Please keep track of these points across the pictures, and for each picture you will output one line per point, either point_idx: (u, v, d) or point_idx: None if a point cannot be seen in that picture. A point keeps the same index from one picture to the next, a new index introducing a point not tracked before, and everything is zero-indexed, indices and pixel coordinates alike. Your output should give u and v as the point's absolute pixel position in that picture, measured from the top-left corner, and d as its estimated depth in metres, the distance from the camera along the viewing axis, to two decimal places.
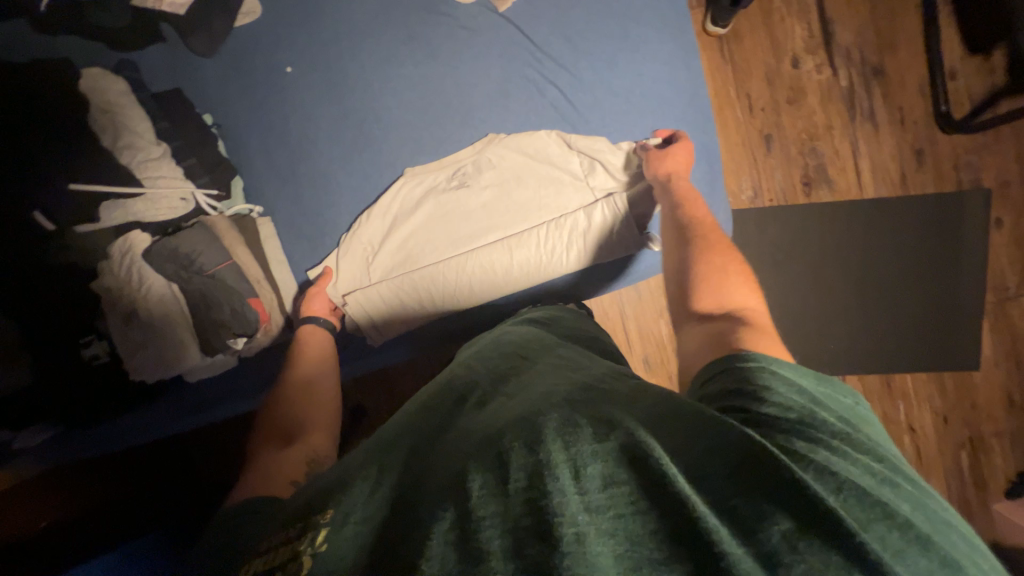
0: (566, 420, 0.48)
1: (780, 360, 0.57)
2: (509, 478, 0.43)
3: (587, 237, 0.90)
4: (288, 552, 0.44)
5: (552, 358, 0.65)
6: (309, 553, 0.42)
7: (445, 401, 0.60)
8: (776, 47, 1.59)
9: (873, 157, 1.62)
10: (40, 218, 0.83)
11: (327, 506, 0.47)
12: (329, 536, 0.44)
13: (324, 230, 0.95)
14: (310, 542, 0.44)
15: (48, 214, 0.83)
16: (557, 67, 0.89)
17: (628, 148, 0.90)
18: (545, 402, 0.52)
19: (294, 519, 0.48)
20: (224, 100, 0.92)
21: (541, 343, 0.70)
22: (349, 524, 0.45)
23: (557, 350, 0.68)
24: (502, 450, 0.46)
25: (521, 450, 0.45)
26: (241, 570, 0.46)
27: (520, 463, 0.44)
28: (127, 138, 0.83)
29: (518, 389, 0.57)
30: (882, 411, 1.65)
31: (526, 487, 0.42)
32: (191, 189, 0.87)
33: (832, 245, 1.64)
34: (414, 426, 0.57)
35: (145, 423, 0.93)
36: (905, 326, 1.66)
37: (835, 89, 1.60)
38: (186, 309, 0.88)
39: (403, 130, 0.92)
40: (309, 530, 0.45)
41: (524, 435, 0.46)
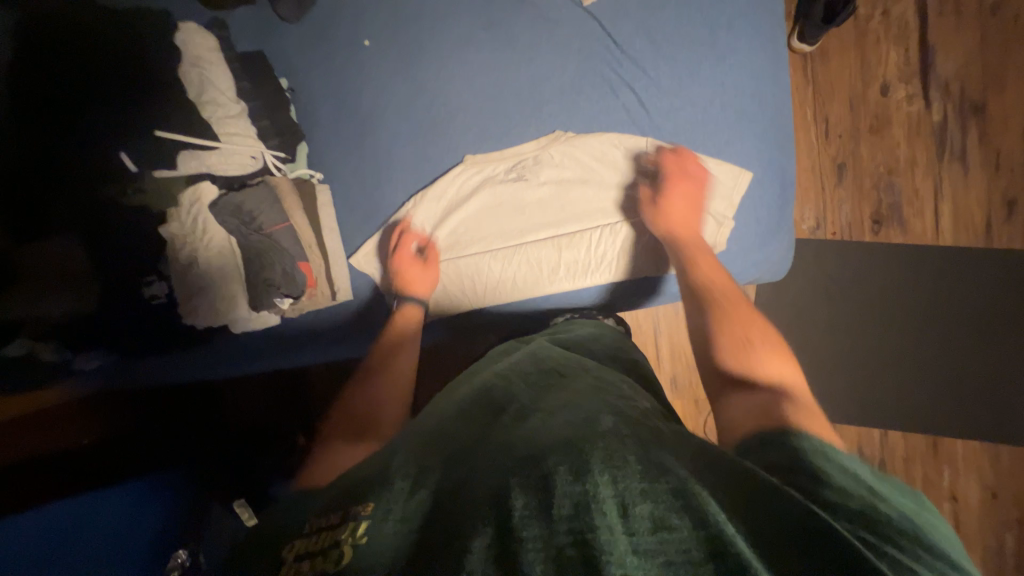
0: (614, 453, 0.47)
1: (828, 443, 0.53)
2: (552, 502, 0.42)
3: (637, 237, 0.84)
4: (330, 538, 0.45)
5: (592, 381, 0.64)
6: (350, 544, 0.44)
7: (482, 412, 0.61)
8: (865, 71, 1.48)
9: (957, 202, 1.49)
10: (124, 158, 0.88)
11: (369, 498, 0.49)
12: (369, 530, 0.45)
13: (378, 207, 0.96)
14: (352, 531, 0.45)
15: (132, 155, 0.88)
16: (635, 68, 0.83)
17: (699, 164, 0.82)
18: (588, 425, 0.52)
19: (338, 506, 0.50)
20: (302, 68, 0.94)
21: (578, 368, 0.69)
22: (388, 521, 0.46)
23: (598, 374, 0.67)
24: (545, 472, 0.45)
25: (565, 475, 0.44)
26: (282, 549, 0.47)
27: (564, 490, 0.43)
28: (210, 94, 0.87)
29: (556, 410, 0.57)
30: (922, 475, 1.54)
31: (571, 516, 0.41)
32: (261, 148, 0.91)
33: (893, 292, 1.53)
34: (453, 431, 0.58)
35: (192, 365, 0.98)
36: (964, 389, 1.53)
37: (925, 124, 1.48)
38: (241, 264, 0.92)
39: (469, 117, 0.91)
40: (350, 519, 0.47)
41: (570, 461, 0.46)
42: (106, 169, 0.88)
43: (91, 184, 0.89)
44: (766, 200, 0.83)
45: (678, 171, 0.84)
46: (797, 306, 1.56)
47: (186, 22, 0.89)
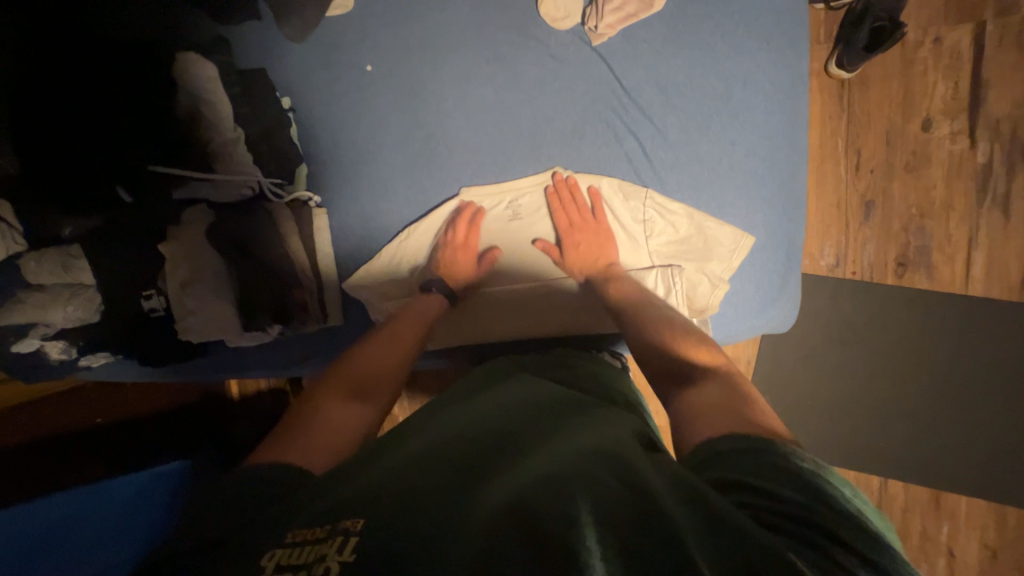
0: (609, 504, 0.43)
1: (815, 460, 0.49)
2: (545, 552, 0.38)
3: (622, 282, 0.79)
4: (313, 552, 0.41)
5: (590, 419, 0.60)
6: (337, 560, 0.40)
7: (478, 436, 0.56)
8: (907, 103, 1.38)
9: (992, 251, 1.39)
10: (119, 190, 0.90)
11: (359, 512, 0.45)
12: (360, 545, 0.41)
13: (370, 235, 0.95)
14: (336, 548, 0.41)
15: (125, 185, 0.89)
16: (641, 116, 0.79)
17: (699, 223, 0.77)
18: (586, 465, 0.47)
19: (325, 516, 0.45)
20: (304, 89, 0.93)
21: (576, 405, 0.64)
22: (377, 536, 0.42)
23: (592, 409, 0.62)
24: (540, 513, 0.41)
25: (563, 519, 0.40)
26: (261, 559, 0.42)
27: (560, 538, 0.39)
28: (209, 122, 0.86)
29: (555, 446, 0.52)
30: (919, 526, 1.50)
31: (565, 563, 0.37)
32: (258, 177, 0.91)
33: (912, 339, 1.46)
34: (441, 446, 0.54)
35: (191, 367, 1.02)
36: (976, 445, 1.46)
37: (967, 164, 1.37)
38: (235, 288, 0.94)
39: (468, 151, 0.88)
40: (339, 533, 0.42)
41: (569, 505, 0.42)
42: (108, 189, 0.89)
43: (95, 201, 0.91)
44: (768, 265, 0.78)
45: (675, 227, 0.79)
46: (804, 345, 1.51)
47: (185, 50, 0.87)
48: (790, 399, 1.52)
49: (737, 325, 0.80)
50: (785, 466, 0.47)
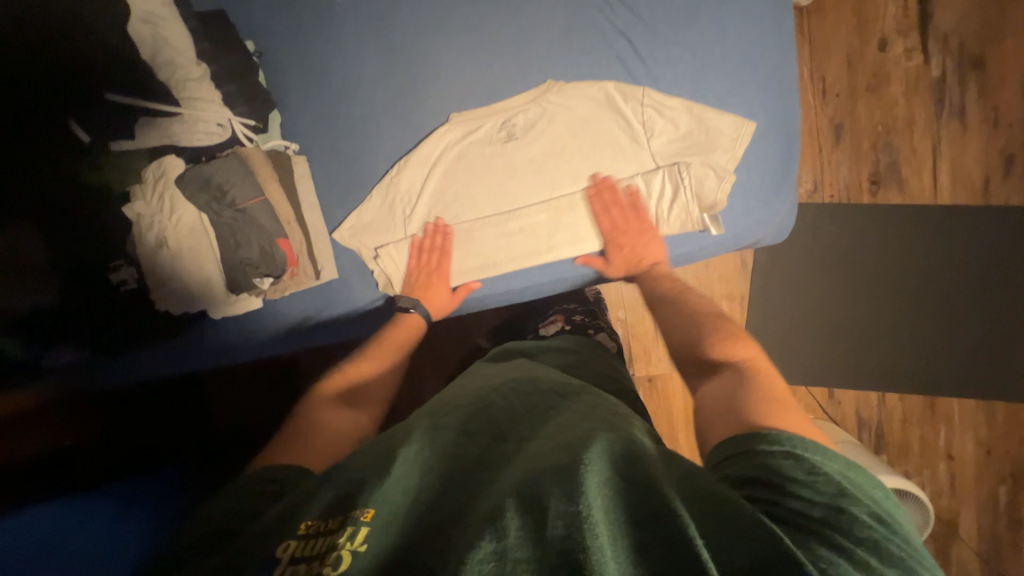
0: (608, 477, 0.46)
1: (806, 440, 0.51)
2: (546, 522, 0.41)
3: (621, 197, 0.81)
4: (326, 545, 0.46)
5: (594, 400, 0.63)
6: (348, 549, 0.44)
7: (482, 425, 0.59)
8: (861, 25, 1.43)
9: (955, 160, 1.46)
10: (75, 128, 0.82)
11: (368, 505, 0.49)
12: (369, 538, 0.46)
13: (358, 177, 0.90)
14: (346, 538, 0.45)
15: (82, 124, 0.82)
16: (629, 16, 0.77)
17: (698, 114, 0.77)
18: (582, 445, 0.49)
19: (337, 512, 0.49)
20: (267, 25, 0.86)
21: (576, 388, 0.68)
22: (386, 531, 0.47)
23: (593, 393, 0.66)
24: (540, 493, 0.44)
25: (558, 497, 0.43)
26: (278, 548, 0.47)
27: (560, 509, 0.42)
28: (167, 55, 0.80)
29: (556, 428, 0.56)
30: (919, 435, 1.56)
31: (561, 540, 0.40)
32: (228, 116, 0.84)
33: (891, 255, 1.52)
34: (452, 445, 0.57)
35: (156, 356, 0.93)
36: (960, 348, 1.53)
37: (923, 79, 1.44)
38: (214, 244, 0.85)
39: (453, 75, 0.84)
40: (348, 524, 0.47)
41: (569, 473, 0.45)
42: (69, 152, 0.83)
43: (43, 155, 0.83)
44: (768, 154, 0.79)
45: (675, 123, 0.78)
46: (792, 273, 1.55)
47: None
48: (784, 327, 1.56)
49: (745, 220, 0.82)
50: (768, 452, 0.50)
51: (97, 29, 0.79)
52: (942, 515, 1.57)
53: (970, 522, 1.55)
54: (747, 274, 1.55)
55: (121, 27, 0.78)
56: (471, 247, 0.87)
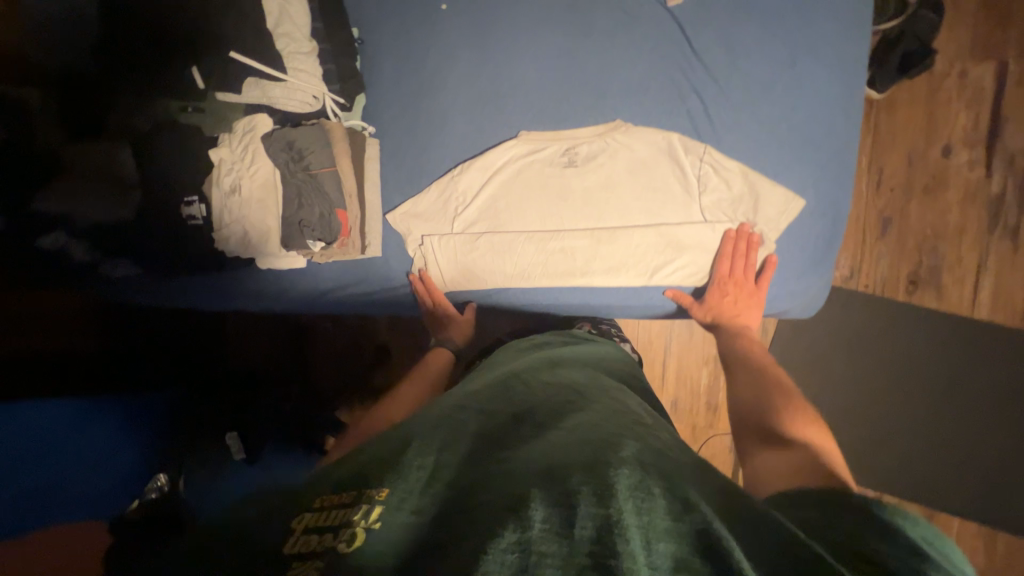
0: (640, 483, 0.44)
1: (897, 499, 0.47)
2: (573, 521, 0.40)
3: (665, 241, 0.84)
4: (341, 518, 0.46)
5: (614, 405, 0.63)
6: (362, 527, 0.44)
7: (502, 417, 0.60)
8: (930, 128, 1.45)
9: (1000, 278, 1.45)
10: (194, 74, 0.86)
11: (382, 484, 0.49)
12: (382, 517, 0.45)
13: (422, 169, 0.96)
14: (362, 515, 0.45)
15: (202, 73, 0.86)
16: (707, 77, 0.82)
17: (753, 181, 0.80)
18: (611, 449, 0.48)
19: (353, 484, 0.50)
20: (376, 20, 0.95)
21: (595, 389, 0.68)
22: (403, 510, 0.47)
23: (612, 398, 0.65)
24: (567, 489, 0.44)
25: (587, 497, 0.42)
26: (292, 525, 0.47)
27: (588, 511, 0.41)
28: (285, 27, 0.85)
29: (577, 426, 0.55)
30: None
31: (591, 541, 0.39)
32: (323, 90, 0.89)
33: (916, 357, 1.50)
34: (472, 432, 0.58)
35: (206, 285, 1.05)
36: (971, 467, 1.49)
37: (982, 192, 1.44)
38: (281, 200, 0.92)
39: (531, 96, 0.90)
40: (362, 500, 0.47)
41: (596, 473, 0.45)
42: (172, 84, 0.87)
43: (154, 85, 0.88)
44: (813, 231, 0.82)
45: (728, 184, 0.81)
46: (812, 353, 1.54)
47: None
48: None
49: (776, 288, 0.85)
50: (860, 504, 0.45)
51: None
52: None
53: None
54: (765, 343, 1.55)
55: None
56: (510, 255, 0.91)
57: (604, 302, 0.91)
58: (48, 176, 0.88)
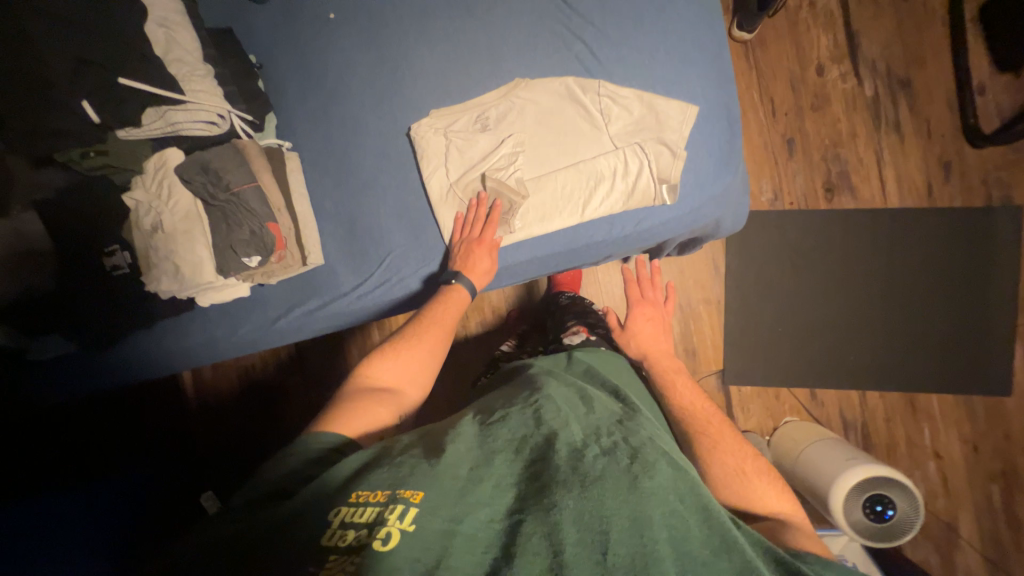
0: (666, 514, 0.55)
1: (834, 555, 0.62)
2: (610, 544, 0.51)
3: (586, 176, 0.89)
4: (375, 517, 0.53)
5: (642, 425, 0.71)
6: (399, 527, 0.52)
7: (528, 425, 0.66)
8: (801, 55, 1.62)
9: (898, 168, 1.60)
10: (87, 109, 0.81)
11: (418, 487, 0.56)
12: (416, 518, 0.53)
13: (347, 168, 0.99)
14: (396, 516, 0.53)
15: (97, 107, 0.81)
16: (585, 22, 0.89)
17: (648, 101, 0.86)
18: (646, 479, 0.58)
19: (383, 488, 0.57)
20: (271, 43, 1.00)
21: (625, 411, 0.75)
22: (437, 519, 0.53)
23: (635, 417, 0.73)
24: (605, 516, 0.53)
25: (624, 526, 0.53)
26: (329, 524, 0.54)
27: (622, 538, 0.52)
28: (176, 53, 0.84)
29: (612, 447, 0.63)
30: (903, 433, 1.58)
31: (626, 568, 0.50)
32: (226, 109, 0.88)
33: (855, 257, 1.61)
34: (505, 444, 0.63)
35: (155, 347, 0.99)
36: (930, 342, 1.59)
37: (860, 99, 1.61)
38: (207, 227, 0.90)
39: (432, 77, 0.95)
40: (393, 501, 0.54)
41: (638, 504, 0.55)
42: (71, 133, 0.82)
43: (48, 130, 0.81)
44: (714, 134, 0.88)
45: (629, 110, 0.88)
46: (764, 278, 1.63)
47: None
48: (758, 331, 1.63)
49: (700, 196, 0.89)
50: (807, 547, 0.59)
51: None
52: (939, 515, 1.55)
53: (966, 524, 1.53)
54: (721, 278, 1.63)
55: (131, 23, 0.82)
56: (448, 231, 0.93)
57: (551, 252, 0.93)
58: None
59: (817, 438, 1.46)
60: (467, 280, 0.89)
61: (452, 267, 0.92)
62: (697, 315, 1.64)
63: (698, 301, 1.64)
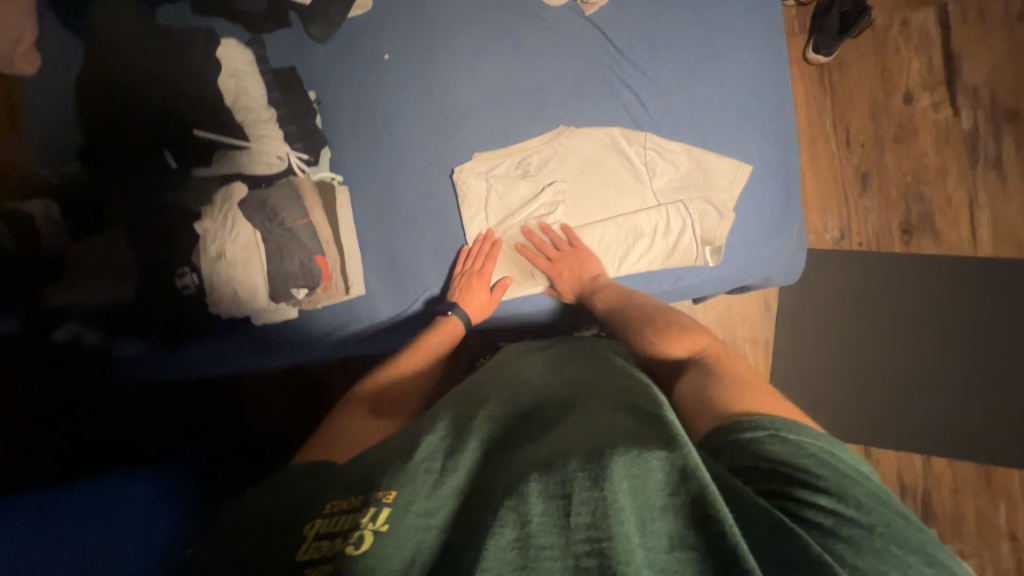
0: (631, 450, 0.46)
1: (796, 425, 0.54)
2: (571, 508, 0.43)
3: (625, 231, 0.87)
4: (348, 522, 0.48)
5: (619, 385, 0.62)
6: (370, 529, 0.46)
7: (507, 416, 0.61)
8: (886, 80, 1.46)
9: (994, 211, 1.42)
10: (168, 156, 0.97)
11: (388, 485, 0.50)
12: (388, 517, 0.47)
13: (390, 204, 1.01)
14: (368, 518, 0.47)
15: (176, 154, 0.98)
16: (636, 71, 0.86)
17: (697, 157, 0.83)
18: (612, 429, 0.49)
19: (358, 489, 0.52)
20: (327, 79, 1.03)
21: (604, 373, 0.66)
22: (408, 514, 0.47)
23: (618, 376, 0.64)
24: (565, 479, 0.45)
25: (583, 481, 0.44)
26: (307, 527, 0.51)
27: (583, 496, 0.43)
28: (244, 101, 0.97)
29: (581, 411, 0.56)
30: (974, 508, 1.41)
31: (588, 526, 0.41)
32: (287, 150, 0.99)
33: (932, 308, 1.45)
34: (478, 431, 0.57)
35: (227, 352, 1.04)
36: (1014, 410, 1.42)
37: (954, 131, 1.43)
38: (263, 257, 0.97)
39: (479, 118, 0.96)
40: (370, 502, 0.49)
41: (596, 451, 0.46)
42: (149, 171, 0.98)
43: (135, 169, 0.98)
44: (767, 194, 0.83)
45: (675, 164, 0.84)
46: (821, 322, 1.50)
47: (226, 39, 1.00)
48: (811, 378, 1.50)
49: (747, 257, 0.85)
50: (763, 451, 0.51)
51: (193, 54, 0.98)
52: None
53: None
54: (772, 320, 1.51)
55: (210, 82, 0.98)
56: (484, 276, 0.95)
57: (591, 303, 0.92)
58: (56, 273, 0.95)
59: None
60: (462, 311, 0.90)
61: (450, 296, 0.92)
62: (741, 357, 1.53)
63: (744, 340, 1.51)
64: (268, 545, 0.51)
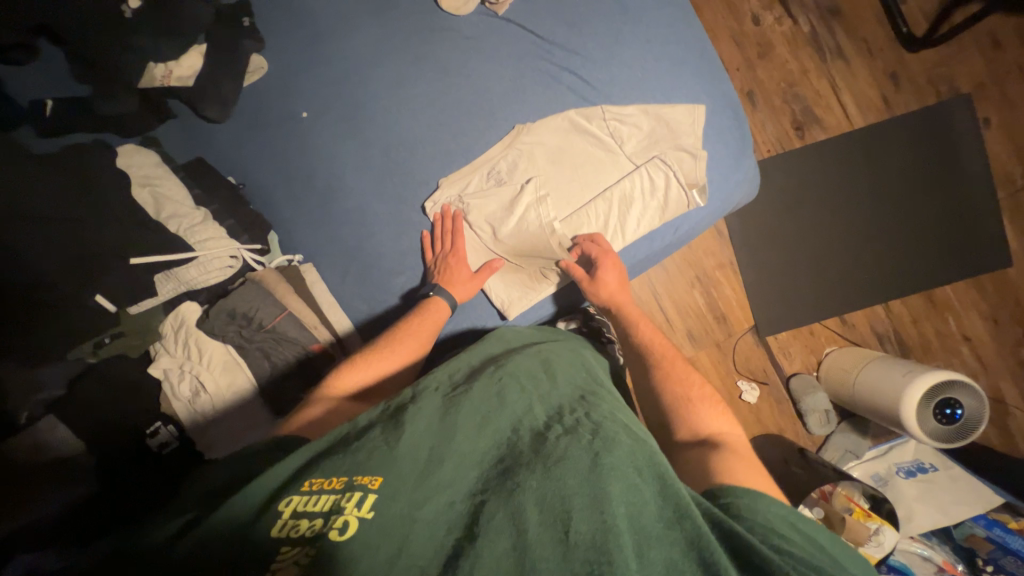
0: (631, 482, 0.50)
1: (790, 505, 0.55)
2: (571, 526, 0.46)
3: (615, 202, 0.88)
4: (330, 506, 0.49)
5: (618, 409, 0.65)
6: (355, 518, 0.47)
7: (489, 396, 0.62)
8: (734, 10, 1.67)
9: (852, 89, 1.67)
10: (103, 302, 0.79)
11: (376, 473, 0.51)
12: (375, 505, 0.48)
13: (367, 263, 0.93)
14: (353, 504, 0.48)
15: (111, 297, 0.79)
16: (568, 53, 0.89)
17: (654, 113, 0.87)
18: (611, 451, 0.53)
19: (345, 486, 0.50)
20: (248, 159, 0.93)
21: (594, 387, 0.70)
22: (396, 505, 0.48)
23: (608, 395, 0.68)
24: (565, 495, 0.48)
25: (586, 504, 0.47)
26: (278, 507, 0.50)
27: (586, 519, 0.46)
28: (170, 208, 0.83)
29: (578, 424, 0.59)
30: (934, 329, 1.66)
31: (587, 546, 0.44)
32: (238, 247, 0.85)
33: (845, 182, 1.66)
34: (469, 420, 0.58)
35: None
36: (934, 238, 1.65)
37: (800, 35, 1.67)
38: (251, 373, 0.84)
39: (430, 145, 0.91)
40: (353, 489, 0.50)
41: (601, 481, 0.49)
42: (82, 329, 0.79)
43: (61, 330, 0.77)
44: (722, 125, 0.89)
45: (638, 125, 0.88)
46: (766, 227, 1.66)
47: (120, 146, 0.87)
48: (779, 278, 1.65)
49: (725, 188, 0.90)
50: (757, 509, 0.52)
51: (76, 172, 0.80)
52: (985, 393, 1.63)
53: (1012, 393, 1.63)
54: (727, 241, 1.66)
55: (121, 199, 0.81)
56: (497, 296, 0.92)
57: None
58: None
59: (865, 361, 1.52)
60: (443, 289, 0.86)
61: (431, 281, 0.89)
62: (717, 282, 1.65)
63: (713, 268, 1.64)
64: (227, 524, 0.49)
